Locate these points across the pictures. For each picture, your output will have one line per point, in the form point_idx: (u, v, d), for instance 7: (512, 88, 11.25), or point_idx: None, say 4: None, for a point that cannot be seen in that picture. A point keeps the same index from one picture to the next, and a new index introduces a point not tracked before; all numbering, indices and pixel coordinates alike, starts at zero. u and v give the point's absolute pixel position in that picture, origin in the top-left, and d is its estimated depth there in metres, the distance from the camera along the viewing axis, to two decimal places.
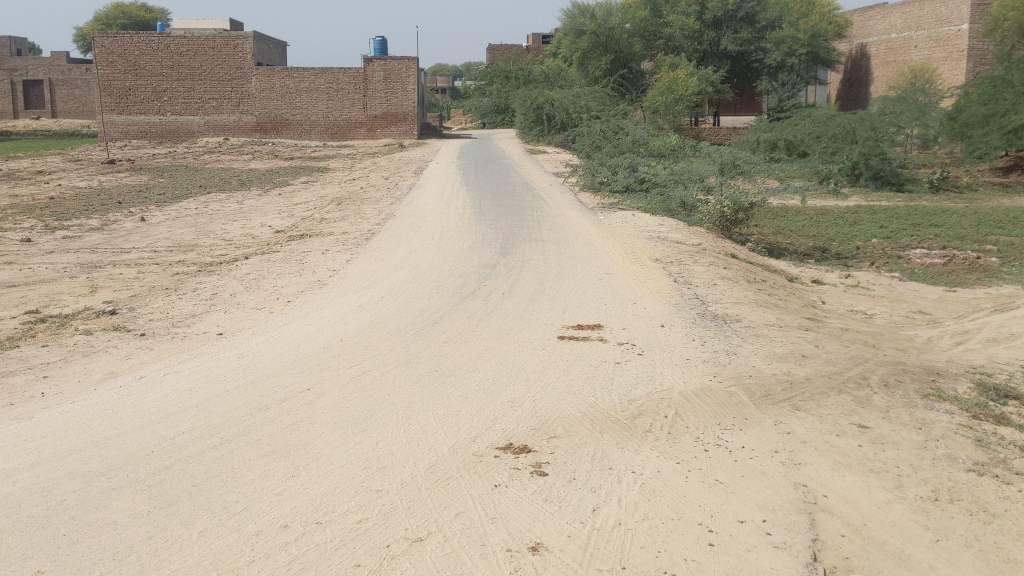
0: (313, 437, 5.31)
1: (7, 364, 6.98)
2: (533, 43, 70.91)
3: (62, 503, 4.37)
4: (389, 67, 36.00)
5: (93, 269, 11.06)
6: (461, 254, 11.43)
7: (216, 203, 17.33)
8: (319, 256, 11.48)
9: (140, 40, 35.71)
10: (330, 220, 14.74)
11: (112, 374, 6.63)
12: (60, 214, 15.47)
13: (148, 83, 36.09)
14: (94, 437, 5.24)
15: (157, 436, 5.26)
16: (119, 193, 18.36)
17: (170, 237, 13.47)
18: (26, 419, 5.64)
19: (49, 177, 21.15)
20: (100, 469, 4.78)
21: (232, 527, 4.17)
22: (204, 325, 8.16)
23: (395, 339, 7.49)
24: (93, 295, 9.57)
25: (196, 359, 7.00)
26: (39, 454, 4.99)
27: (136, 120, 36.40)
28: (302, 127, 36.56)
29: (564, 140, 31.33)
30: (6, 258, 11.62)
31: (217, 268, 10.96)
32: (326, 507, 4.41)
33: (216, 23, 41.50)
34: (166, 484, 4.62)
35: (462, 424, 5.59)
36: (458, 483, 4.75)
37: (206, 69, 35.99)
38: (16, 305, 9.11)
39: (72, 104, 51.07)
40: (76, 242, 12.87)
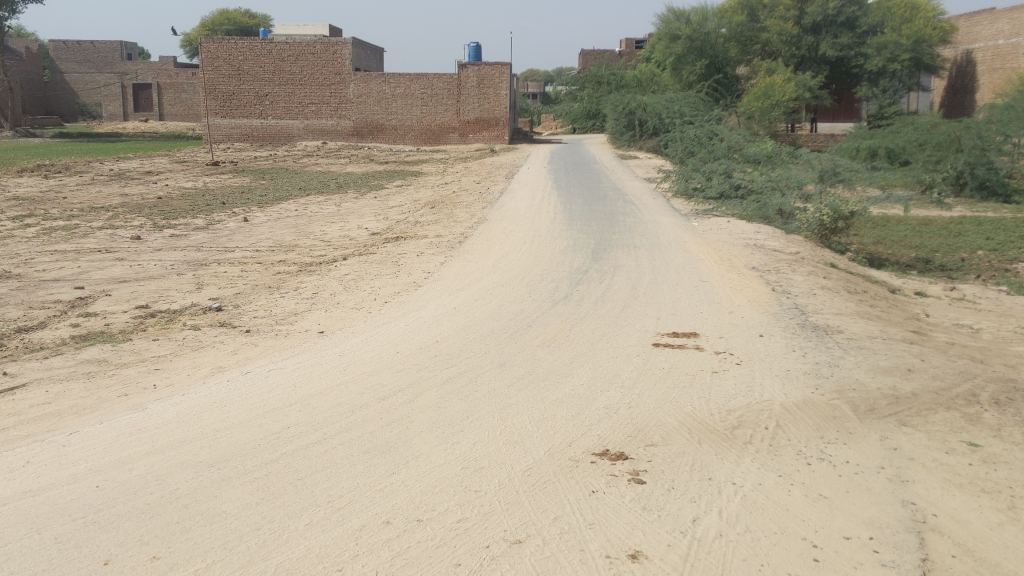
0: (412, 436, 5.37)
1: (121, 356, 7.27)
2: (627, 48, 70.72)
3: (175, 491, 4.52)
4: (482, 72, 36.19)
5: (199, 267, 11.41)
6: (553, 259, 11.40)
7: (315, 204, 17.75)
8: (414, 259, 11.62)
9: (245, 46, 36.78)
10: (424, 223, 14.95)
11: (219, 369, 6.83)
12: (168, 213, 16.02)
13: (252, 87, 37.14)
14: (203, 429, 5.41)
15: (263, 430, 5.39)
16: (224, 194, 18.99)
17: (272, 237, 13.85)
18: (139, 409, 5.86)
19: (157, 177, 21.98)
20: (211, 460, 4.93)
21: (337, 522, 4.25)
22: (305, 323, 8.36)
23: (490, 342, 7.53)
24: (200, 292, 9.91)
25: (299, 356, 7.16)
26: (152, 444, 5.17)
27: (239, 123, 37.49)
28: (397, 131, 37.03)
29: (656, 145, 31.12)
30: (119, 255, 12.09)
31: (316, 268, 11.21)
32: (426, 505, 4.45)
33: (318, 28, 42.42)
34: (272, 476, 4.74)
35: (558, 428, 5.58)
36: (556, 487, 4.74)
37: (307, 75, 36.86)
38: (129, 300, 9.49)
39: (180, 107, 52.65)
40: (183, 240, 13.34)
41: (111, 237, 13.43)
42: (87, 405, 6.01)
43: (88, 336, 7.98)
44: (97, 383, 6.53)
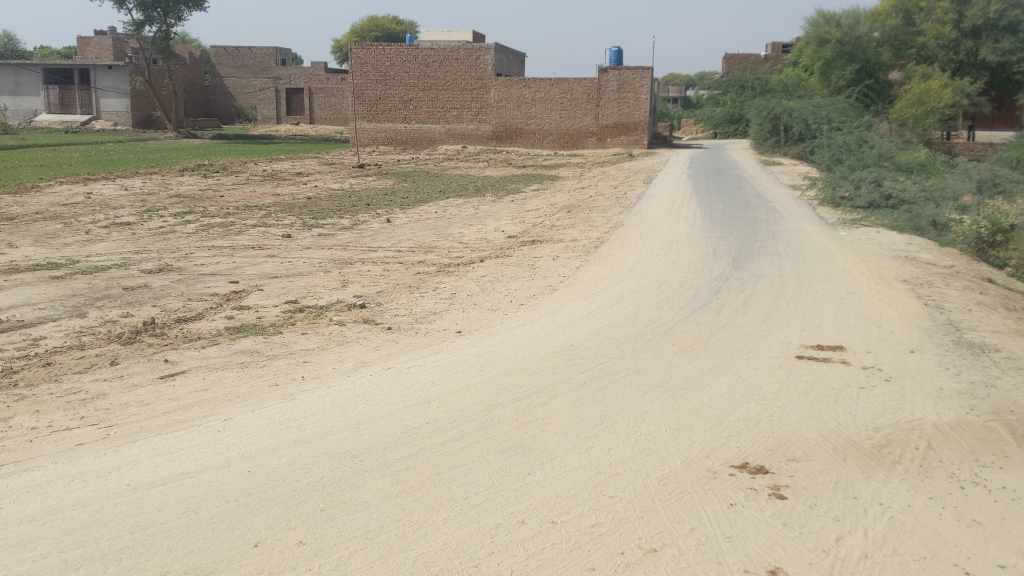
0: (548, 438, 5.39)
1: (272, 348, 7.60)
2: (773, 52, 68.93)
3: (320, 480, 4.69)
4: (623, 77, 36.03)
5: (344, 265, 11.81)
6: (692, 266, 11.24)
7: (454, 207, 18.07)
8: (551, 262, 11.69)
9: (392, 52, 37.78)
10: (561, 227, 15.01)
11: (363, 364, 7.04)
12: (316, 213, 16.63)
13: (397, 92, 38.11)
14: (347, 421, 5.59)
15: (403, 425, 5.53)
16: (369, 195, 19.57)
17: (413, 238, 14.18)
18: (288, 400, 6.11)
19: (306, 178, 22.86)
20: (354, 451, 5.09)
21: (473, 518, 4.32)
22: (444, 322, 8.52)
23: (626, 348, 7.49)
24: (345, 289, 10.25)
25: (437, 354, 7.31)
26: (299, 432, 5.39)
27: (384, 127, 38.51)
28: (536, 136, 37.29)
29: (801, 152, 30.26)
30: (269, 252, 12.63)
31: (455, 269, 11.42)
32: (561, 508, 4.47)
33: (461, 34, 43.18)
34: (412, 470, 4.85)
35: (695, 438, 5.50)
36: (692, 498, 4.66)
37: (450, 80, 37.57)
38: (279, 295, 9.91)
39: (329, 111, 54.46)
40: (330, 239, 13.83)
41: (264, 235, 14.05)
42: (240, 394, 6.32)
43: (241, 328, 8.37)
44: (249, 374, 6.85)
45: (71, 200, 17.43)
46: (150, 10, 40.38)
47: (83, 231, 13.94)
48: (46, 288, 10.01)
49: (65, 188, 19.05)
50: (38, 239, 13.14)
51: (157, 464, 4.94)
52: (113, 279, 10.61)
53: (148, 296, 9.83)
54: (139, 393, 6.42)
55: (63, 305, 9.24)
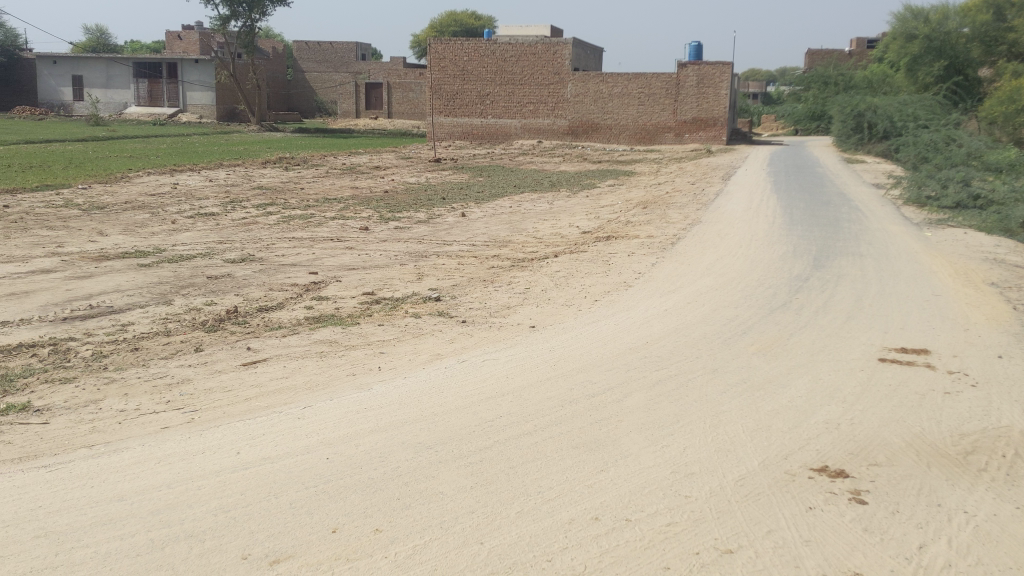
0: (622, 435, 5.37)
1: (350, 338, 7.72)
2: (857, 49, 67.41)
3: (396, 469, 4.75)
4: (702, 72, 35.67)
5: (420, 258, 11.92)
6: (771, 264, 11.06)
7: (529, 202, 18.10)
8: (626, 258, 11.63)
9: (470, 46, 37.98)
10: (636, 223, 14.93)
11: (438, 356, 7.10)
12: (393, 206, 16.83)
13: (474, 87, 38.26)
14: (422, 412, 5.65)
15: (477, 417, 5.56)
16: (445, 190, 19.72)
17: (488, 232, 14.25)
18: (365, 389, 6.20)
19: (384, 172, 23.13)
20: (429, 442, 5.14)
21: (547, 513, 4.32)
22: (519, 316, 8.55)
23: (703, 347, 7.41)
24: (420, 282, 10.35)
25: (512, 348, 7.34)
26: (376, 422, 5.46)
27: (460, 121, 38.65)
28: (612, 130, 37.09)
29: (885, 150, 29.52)
30: (348, 244, 12.82)
31: (529, 264, 11.44)
32: (635, 505, 4.45)
33: (539, 29, 43.16)
34: (486, 463, 4.87)
35: (773, 440, 5.41)
36: (770, 500, 4.59)
37: (527, 74, 37.62)
38: (356, 287, 10.06)
39: (407, 106, 54.97)
40: (407, 232, 13.99)
41: (342, 227, 14.28)
42: (318, 382, 6.43)
43: (320, 318, 8.54)
44: (328, 363, 6.97)
45: (158, 190, 17.95)
46: (236, 5, 41.30)
47: (170, 221, 14.35)
48: (134, 276, 10.33)
49: (153, 179, 19.62)
50: (126, 228, 13.57)
51: (239, 449, 5.06)
52: (198, 268, 10.89)
53: (231, 285, 10.08)
54: (222, 379, 6.59)
55: (150, 292, 9.53)
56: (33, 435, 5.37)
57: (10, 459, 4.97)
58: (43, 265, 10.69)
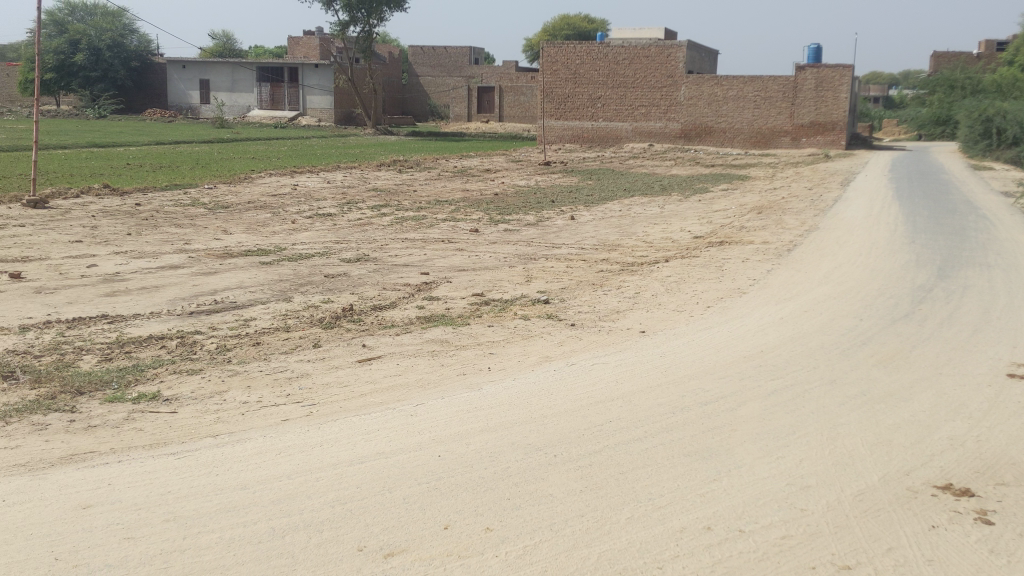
0: (735, 445, 5.28)
1: (460, 338, 7.82)
2: (987, 50, 64.48)
3: (507, 469, 4.79)
4: (821, 74, 34.80)
5: (529, 261, 11.97)
6: (892, 273, 10.69)
7: (639, 206, 17.96)
8: (740, 264, 11.43)
9: (582, 50, 37.90)
10: (750, 228, 14.65)
11: (547, 358, 7.13)
12: (503, 208, 16.95)
13: (586, 90, 38.24)
14: (532, 414, 5.68)
15: (587, 421, 5.55)
16: (554, 193, 19.76)
17: (597, 235, 14.21)
18: (475, 389, 6.27)
19: (495, 175, 23.32)
20: (539, 444, 5.16)
21: (658, 520, 4.28)
22: (629, 321, 8.50)
23: (819, 357, 7.22)
24: (529, 284, 10.39)
25: (622, 353, 7.30)
26: (486, 421, 5.52)
27: (571, 125, 38.65)
28: (726, 134, 36.45)
29: (1015, 156, 28.17)
30: (459, 246, 12.97)
31: (639, 269, 11.36)
32: (749, 516, 4.37)
33: (652, 32, 42.81)
34: (596, 467, 4.86)
35: (894, 454, 5.23)
36: (890, 517, 4.44)
37: (639, 77, 37.37)
38: (467, 287, 10.18)
39: (518, 109, 55.19)
40: (516, 234, 14.07)
41: (453, 229, 14.46)
42: (430, 381, 6.53)
43: (431, 318, 8.67)
44: (439, 362, 7.07)
45: (278, 191, 18.53)
46: (354, 11, 42.38)
47: (289, 221, 14.80)
48: (255, 273, 10.70)
49: (274, 181, 20.28)
50: (249, 227, 14.05)
51: (354, 443, 5.19)
52: (315, 267, 11.20)
53: (346, 284, 10.33)
54: (338, 375, 6.76)
55: (270, 289, 9.86)
56: (162, 423, 5.63)
57: (142, 446, 5.21)
58: (171, 261, 11.18)
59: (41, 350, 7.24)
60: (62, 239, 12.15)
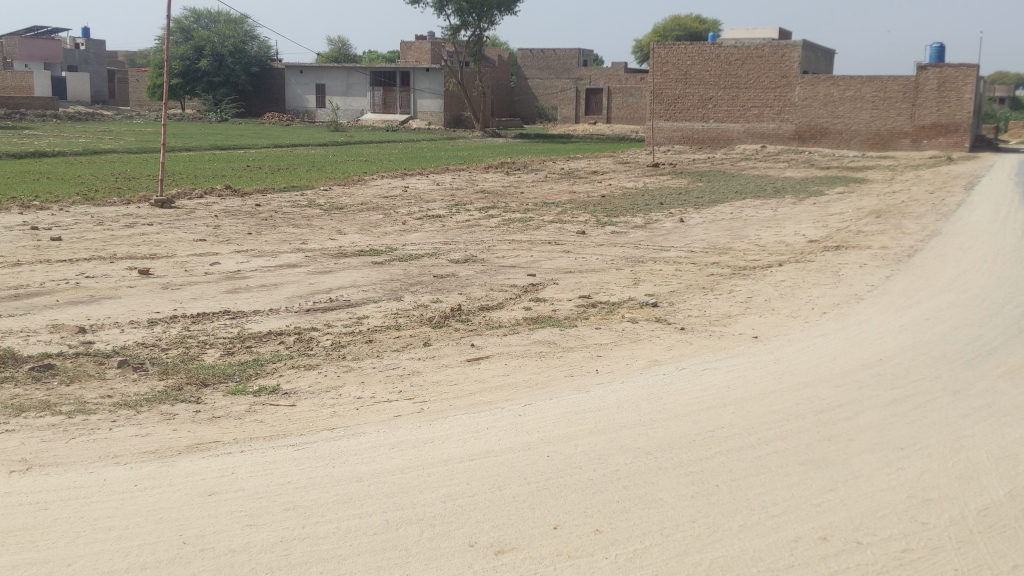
0: (853, 455, 5.14)
1: (568, 340, 7.84)
2: None
3: (617, 472, 4.78)
4: (944, 74, 33.52)
5: (637, 263, 11.89)
6: (1019, 281, 10.20)
7: (751, 209, 17.62)
8: (856, 269, 11.11)
9: (694, 50, 37.51)
10: (867, 233, 14.21)
11: (656, 362, 7.08)
12: (611, 211, 16.88)
13: (696, 91, 37.72)
14: (642, 418, 5.64)
15: (698, 426, 5.50)
16: (663, 195, 19.56)
17: (707, 239, 14.01)
18: (584, 391, 6.27)
19: (603, 177, 23.24)
20: (650, 447, 5.13)
21: (771, 529, 4.21)
22: (740, 326, 8.36)
23: (942, 367, 6.95)
24: (637, 287, 10.33)
25: (734, 358, 7.18)
26: (596, 424, 5.52)
27: (681, 126, 38.11)
28: (842, 136, 35.43)
29: None
30: (566, 248, 12.99)
31: (750, 273, 11.16)
32: (866, 528, 4.25)
33: (766, 32, 41.94)
34: (708, 473, 4.80)
35: (1022, 469, 5.00)
36: (1017, 534, 4.24)
37: (752, 78, 36.70)
38: (574, 289, 10.18)
39: (627, 111, 54.85)
40: (624, 237, 14.00)
41: (560, 231, 14.48)
42: (539, 382, 6.57)
43: (538, 319, 8.72)
44: (547, 363, 7.10)
45: (390, 192, 18.89)
46: (466, 16, 42.90)
47: (400, 222, 15.08)
48: (368, 273, 10.94)
49: (386, 182, 20.69)
50: (362, 228, 14.38)
51: (465, 440, 5.26)
52: (425, 267, 11.40)
53: (455, 284, 10.47)
54: (448, 373, 6.87)
55: (382, 288, 10.08)
56: (282, 415, 5.83)
57: (262, 437, 5.41)
58: (289, 260, 11.54)
59: (168, 343, 7.58)
60: (188, 237, 12.68)
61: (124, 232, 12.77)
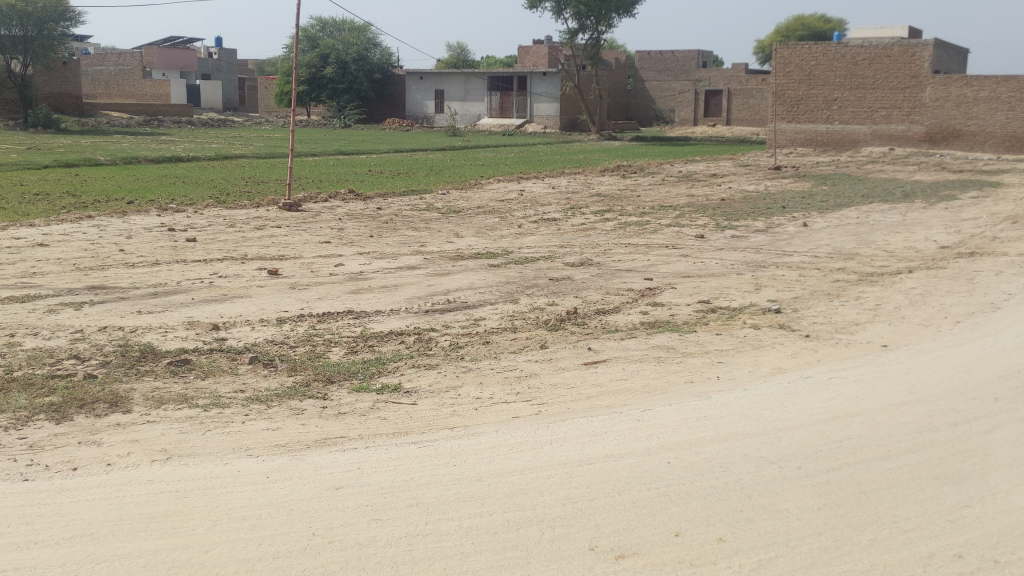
0: (991, 470, 4.91)
1: (687, 345, 7.75)
2: None
3: (739, 480, 4.70)
4: None
5: (758, 268, 11.65)
6: None
7: (879, 213, 17.04)
8: (993, 277, 10.61)
9: (818, 51, 36.54)
10: (1004, 239, 13.55)
11: (779, 369, 6.92)
12: (731, 214, 16.60)
13: (821, 92, 36.68)
14: (764, 426, 5.53)
15: (824, 436, 5.34)
16: (785, 198, 19.12)
17: (832, 243, 13.62)
18: (704, 398, 6.19)
19: (722, 180, 22.85)
20: (773, 457, 5.03)
21: (903, 544, 4.06)
22: (868, 334, 8.09)
23: None
24: (759, 293, 10.12)
25: (861, 367, 6.96)
26: (717, 432, 5.43)
27: (804, 128, 37.12)
28: (976, 138, 33.80)
29: None
30: (684, 252, 12.82)
31: (878, 279, 10.79)
32: (1005, 547, 4.05)
33: (895, 31, 40.47)
34: (834, 485, 4.67)
35: None
36: None
37: (880, 78, 35.44)
38: (693, 294, 10.05)
39: (746, 112, 54.12)
40: (745, 241, 13.75)
41: (678, 235, 14.33)
42: (658, 387, 6.51)
43: (657, 324, 8.64)
44: (666, 368, 7.03)
45: (507, 196, 19.06)
46: (584, 19, 42.92)
47: (516, 225, 15.19)
48: (485, 275, 11.07)
49: (502, 186, 20.88)
50: (479, 231, 14.55)
51: (584, 444, 5.26)
52: (541, 270, 11.45)
53: (571, 288, 10.48)
54: (566, 376, 6.88)
55: (499, 291, 10.18)
56: (404, 413, 5.96)
57: (385, 434, 5.54)
58: (409, 262, 11.77)
59: (295, 341, 7.84)
60: (313, 239, 13.08)
61: (254, 234, 13.26)
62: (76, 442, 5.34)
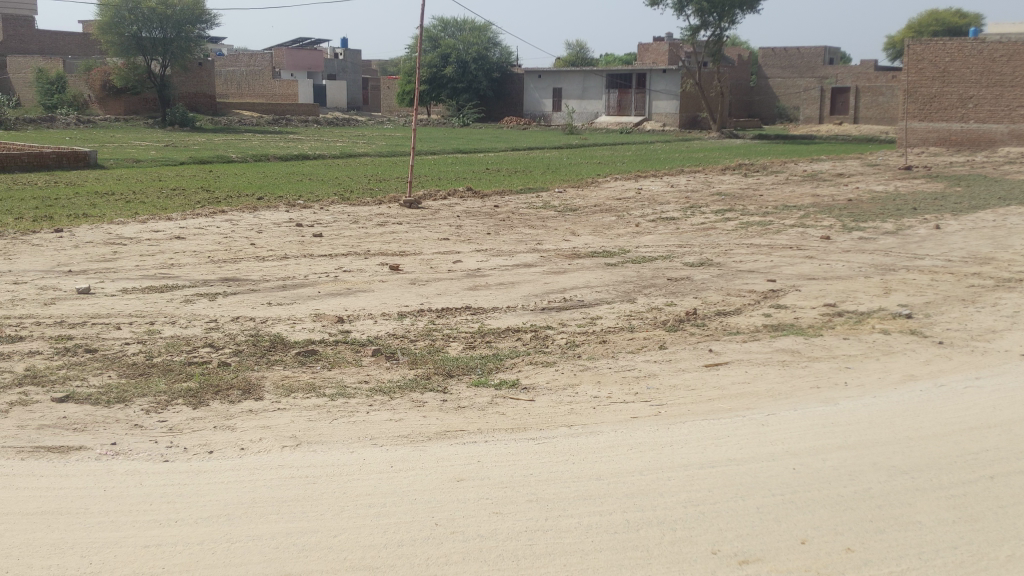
0: None
1: (812, 349, 7.55)
2: None
3: (869, 490, 4.56)
4: None
5: (887, 272, 11.25)
6: None
7: (1018, 216, 16.22)
8: None
9: (953, 46, 35.06)
10: None
11: (911, 377, 6.67)
12: (857, 215, 16.09)
13: (955, 90, 35.11)
14: (895, 435, 5.34)
15: (959, 447, 5.13)
16: (916, 199, 18.40)
17: (966, 247, 13.04)
18: (831, 403, 6.03)
19: (848, 179, 22.15)
20: (905, 466, 4.85)
21: None
22: (1006, 342, 7.71)
23: None
24: (888, 296, 9.77)
25: (999, 376, 6.64)
26: (845, 439, 5.28)
27: (937, 127, 35.58)
28: None
29: None
30: (808, 253, 12.49)
31: (1016, 285, 10.27)
32: None
33: None
34: (971, 498, 4.48)
35: None
36: None
37: (1020, 75, 33.73)
38: (818, 297, 9.78)
39: (875, 110, 52.55)
40: (873, 243, 13.30)
41: (803, 235, 13.97)
42: (782, 391, 6.36)
43: (780, 327, 8.44)
44: (791, 372, 6.87)
45: (624, 194, 18.95)
46: (706, 16, 42.29)
47: (634, 224, 15.10)
48: (602, 274, 11.03)
49: (620, 184, 20.76)
50: (596, 229, 14.53)
51: (707, 446, 5.19)
52: (659, 270, 11.34)
53: (690, 288, 10.34)
54: (686, 377, 6.81)
55: (616, 290, 10.13)
56: (523, 409, 6.00)
57: (505, 428, 5.60)
58: (526, 259, 11.84)
59: (415, 335, 8.00)
60: (433, 236, 13.31)
61: (377, 230, 13.58)
62: (212, 426, 5.58)
